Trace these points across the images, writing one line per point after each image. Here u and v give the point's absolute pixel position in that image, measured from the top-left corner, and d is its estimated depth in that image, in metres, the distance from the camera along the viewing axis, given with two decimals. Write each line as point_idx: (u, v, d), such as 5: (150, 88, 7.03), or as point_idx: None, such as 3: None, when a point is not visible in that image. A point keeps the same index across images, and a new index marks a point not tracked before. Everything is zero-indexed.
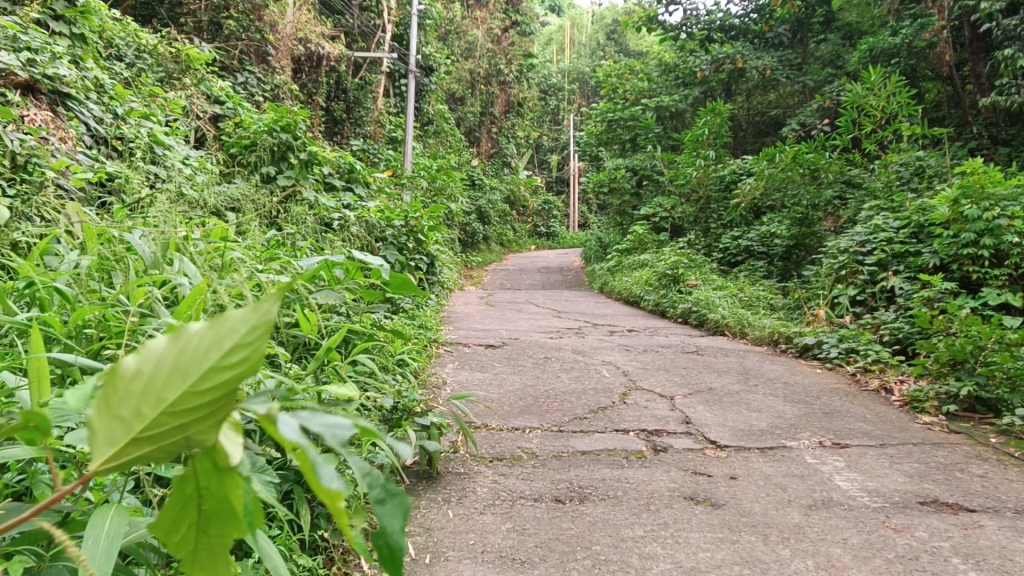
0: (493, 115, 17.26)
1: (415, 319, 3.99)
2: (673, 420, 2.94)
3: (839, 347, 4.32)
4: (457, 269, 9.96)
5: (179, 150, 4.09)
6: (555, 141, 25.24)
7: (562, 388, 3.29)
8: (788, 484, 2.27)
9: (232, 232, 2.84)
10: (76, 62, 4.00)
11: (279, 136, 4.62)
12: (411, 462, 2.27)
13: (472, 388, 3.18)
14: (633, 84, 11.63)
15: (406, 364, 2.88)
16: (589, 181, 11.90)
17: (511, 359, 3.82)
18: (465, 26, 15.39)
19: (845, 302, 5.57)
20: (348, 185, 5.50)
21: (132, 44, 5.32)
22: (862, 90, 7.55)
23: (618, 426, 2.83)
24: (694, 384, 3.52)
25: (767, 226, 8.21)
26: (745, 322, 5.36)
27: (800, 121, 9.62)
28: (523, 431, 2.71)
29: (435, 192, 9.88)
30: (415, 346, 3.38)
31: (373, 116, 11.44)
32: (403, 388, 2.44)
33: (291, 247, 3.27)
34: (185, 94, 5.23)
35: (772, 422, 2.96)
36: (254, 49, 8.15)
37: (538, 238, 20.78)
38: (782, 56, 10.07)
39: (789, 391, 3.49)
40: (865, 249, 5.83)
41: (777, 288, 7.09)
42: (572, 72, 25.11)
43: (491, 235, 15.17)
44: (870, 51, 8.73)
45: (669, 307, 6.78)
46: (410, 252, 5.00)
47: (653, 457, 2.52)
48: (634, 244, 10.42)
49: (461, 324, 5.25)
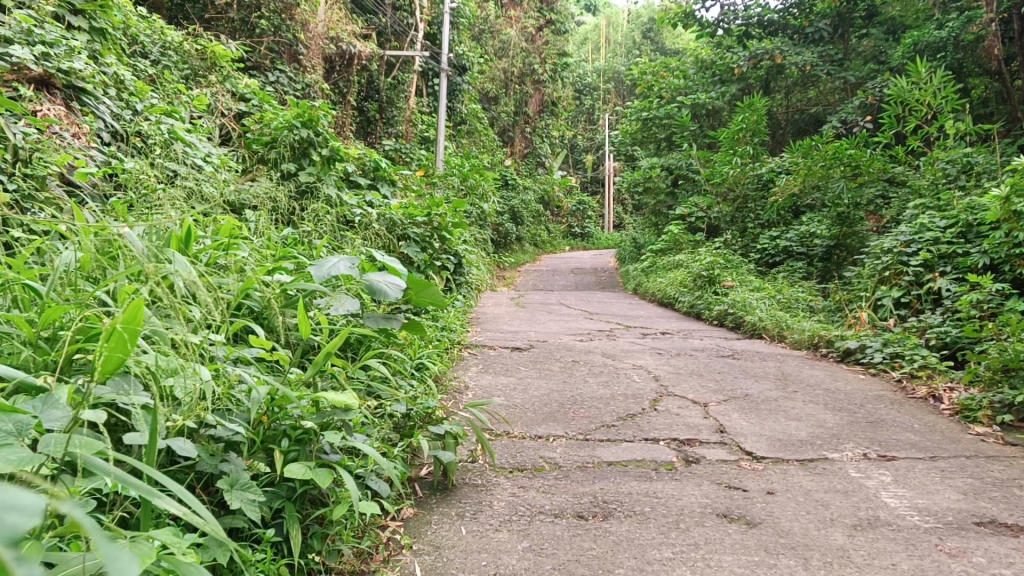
0: (527, 114, 17.13)
1: (438, 321, 3.87)
2: (706, 429, 2.78)
3: (882, 351, 4.11)
4: (488, 270, 9.87)
5: (200, 147, 4.03)
6: (590, 141, 25.02)
7: (590, 394, 3.14)
8: (831, 501, 2.10)
9: (243, 231, 2.75)
10: (96, 58, 3.97)
11: (301, 133, 4.54)
12: (426, 473, 2.14)
13: (495, 394, 3.04)
14: (669, 81, 11.44)
15: (424, 367, 2.76)
16: (623, 180, 11.72)
17: (538, 362, 3.69)
18: (498, 25, 15.30)
19: (888, 304, 5.34)
20: (374, 183, 5.43)
21: (158, 41, 5.31)
22: (906, 84, 7.26)
23: (648, 435, 2.67)
24: (729, 390, 3.35)
25: (806, 225, 7.98)
26: (784, 324, 5.16)
27: (841, 118, 9.36)
28: (546, 440, 2.57)
29: (467, 191, 9.77)
30: (436, 348, 3.26)
31: (405, 116, 11.39)
32: (418, 393, 2.31)
33: (308, 246, 3.18)
34: (210, 91, 5.20)
35: (812, 432, 2.78)
36: (285, 48, 8.13)
37: (573, 238, 20.62)
38: (821, 52, 9.75)
39: (831, 398, 3.30)
40: (910, 249, 5.58)
41: (817, 290, 6.86)
42: (607, 71, 24.91)
43: (525, 235, 15.06)
44: (914, 45, 8.43)
45: (704, 309, 6.59)
46: (435, 251, 4.90)
47: (684, 468, 2.36)
48: (669, 244, 10.23)
49: (489, 325, 5.14)
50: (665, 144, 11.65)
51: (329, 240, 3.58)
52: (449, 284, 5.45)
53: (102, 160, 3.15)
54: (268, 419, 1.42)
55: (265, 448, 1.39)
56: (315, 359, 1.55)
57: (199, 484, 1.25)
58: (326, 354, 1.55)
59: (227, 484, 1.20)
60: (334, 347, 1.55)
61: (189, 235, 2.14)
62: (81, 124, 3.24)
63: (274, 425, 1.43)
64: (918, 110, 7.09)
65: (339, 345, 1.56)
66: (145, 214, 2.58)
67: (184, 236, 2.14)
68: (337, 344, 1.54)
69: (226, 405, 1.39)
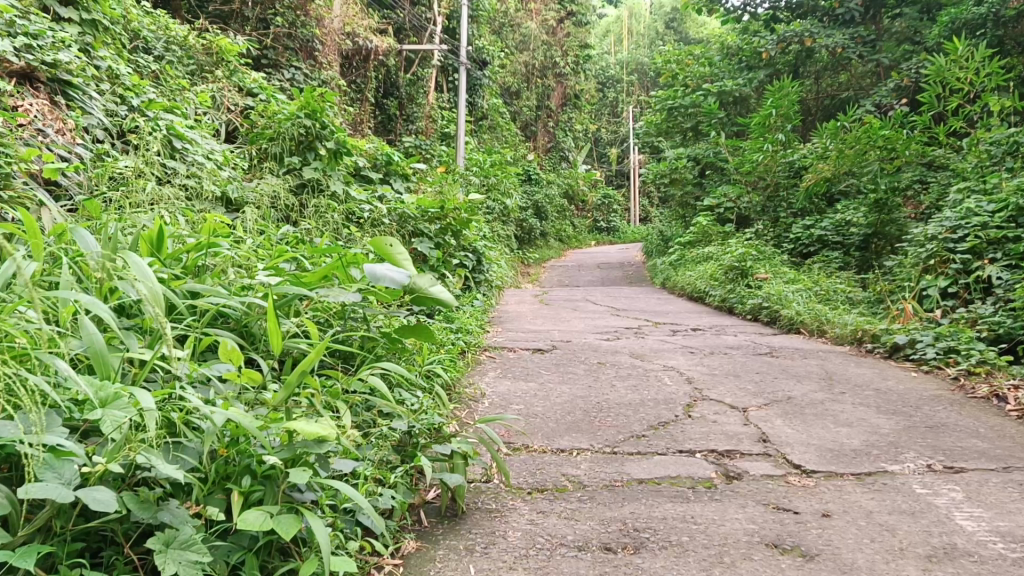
0: (549, 108, 16.83)
1: (452, 323, 3.63)
2: (747, 438, 2.50)
3: (935, 346, 3.79)
4: (512, 267, 9.64)
5: (202, 143, 3.86)
6: (614, 134, 24.62)
7: (617, 400, 2.88)
8: (897, 525, 1.82)
9: (231, 233, 2.55)
10: (87, 51, 3.79)
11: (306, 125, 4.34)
12: (433, 496, 1.90)
13: (513, 402, 2.79)
14: (695, 69, 11.10)
15: (435, 376, 2.53)
16: (649, 173, 11.43)
17: (561, 365, 3.43)
18: (518, 18, 15.05)
19: (935, 294, 5.03)
20: (386, 178, 5.23)
21: (162, 36, 5.15)
22: (949, 61, 6.88)
23: (683, 447, 2.41)
24: (769, 392, 3.07)
25: (842, 213, 7.67)
26: (824, 318, 4.85)
27: (875, 102, 8.99)
28: (569, 454, 2.32)
29: (489, 187, 9.54)
30: (450, 353, 3.02)
31: (425, 112, 11.15)
32: (423, 407, 2.06)
33: (309, 245, 2.96)
34: (215, 86, 5.02)
35: (867, 440, 2.49)
36: (301, 45, 7.92)
37: (598, 233, 20.33)
38: (853, 33, 9.35)
39: (883, 400, 3.00)
40: (956, 235, 5.23)
41: (856, 280, 6.53)
42: (630, 62, 24.58)
43: (550, 231, 14.79)
44: (952, 23, 8.03)
45: (737, 302, 6.29)
46: (451, 248, 4.67)
47: (725, 486, 2.09)
48: (698, 236, 9.91)
49: (510, 325, 4.91)
50: (691, 134, 11.31)
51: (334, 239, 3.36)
52: (468, 282, 5.22)
53: (87, 159, 2.93)
54: (227, 451, 1.18)
55: (223, 487, 1.16)
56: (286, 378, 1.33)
57: (127, 542, 1.04)
58: (298, 372, 1.33)
59: (161, 544, 0.97)
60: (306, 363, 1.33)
61: (161, 233, 1.91)
62: (66, 119, 3.01)
63: (234, 458, 1.18)
64: (960, 89, 6.71)
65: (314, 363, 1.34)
66: (122, 214, 2.37)
67: (155, 235, 1.90)
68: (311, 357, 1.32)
69: (176, 440, 1.16)
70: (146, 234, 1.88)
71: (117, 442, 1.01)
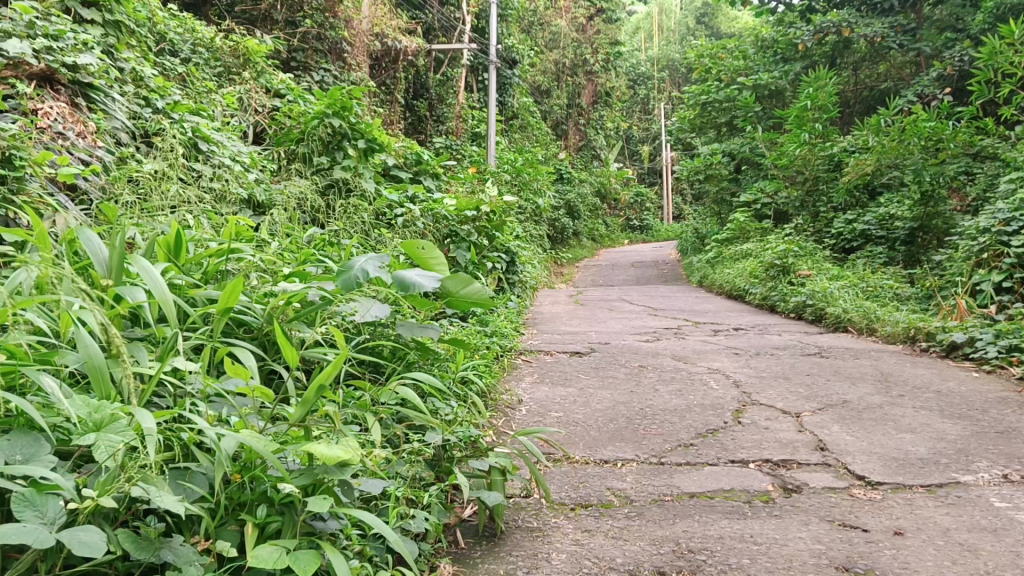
0: (580, 106, 16.65)
1: (486, 326, 3.51)
2: (803, 447, 2.34)
3: (997, 344, 3.57)
4: (546, 268, 9.49)
5: (228, 146, 3.80)
6: (646, 132, 24.34)
7: (661, 405, 2.73)
8: (980, 545, 1.66)
9: (256, 236, 2.46)
10: (111, 54, 3.75)
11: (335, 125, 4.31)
12: (469, 514, 1.77)
13: (552, 409, 2.66)
14: (728, 62, 10.75)
15: (471, 382, 2.40)
16: (682, 169, 11.23)
17: (600, 368, 3.29)
18: (548, 16, 14.95)
19: (988, 289, 4.82)
20: (416, 178, 5.13)
21: (188, 39, 5.10)
22: (1002, 47, 6.61)
23: (735, 457, 2.25)
24: (822, 396, 2.89)
25: (886, 207, 7.45)
26: (873, 316, 4.65)
27: (916, 92, 8.70)
28: (613, 465, 2.18)
29: (521, 186, 9.43)
30: (484, 358, 2.90)
31: (455, 112, 11.05)
32: (459, 418, 1.93)
33: (337, 248, 2.86)
34: (242, 88, 4.96)
35: (934, 448, 2.32)
36: (330, 46, 7.84)
37: (631, 231, 20.10)
38: (892, 21, 9.04)
39: (946, 403, 2.81)
40: (1011, 227, 4.98)
41: (903, 276, 6.31)
42: (661, 58, 24.41)
43: (582, 231, 14.61)
44: (998, 7, 7.86)
45: (779, 300, 6.09)
46: (484, 250, 4.56)
47: (784, 501, 1.94)
48: (735, 233, 9.69)
49: (545, 327, 4.79)
50: (726, 129, 11.09)
51: (362, 241, 3.27)
52: (501, 284, 5.10)
53: (109, 163, 2.86)
54: (240, 478, 1.09)
55: (236, 518, 1.07)
56: (301, 400, 1.23)
57: None
58: (316, 388, 1.22)
59: None
60: (321, 382, 1.23)
61: (179, 239, 1.80)
62: (87, 122, 2.94)
63: (248, 486, 1.10)
64: (1011, 74, 6.40)
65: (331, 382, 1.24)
66: (142, 218, 2.29)
67: (173, 240, 1.79)
68: (329, 373, 1.22)
69: (180, 467, 1.07)
70: (169, 237, 1.78)
71: (111, 473, 0.93)
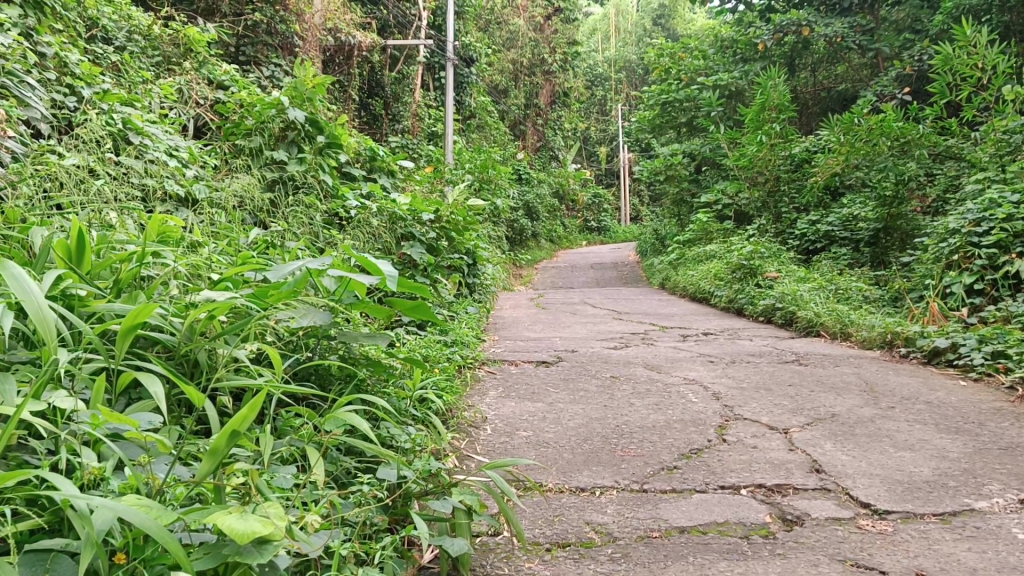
0: (538, 106, 16.43)
1: (445, 335, 3.26)
2: (797, 468, 2.12)
3: (981, 351, 3.41)
4: (505, 271, 9.25)
5: (161, 139, 3.51)
6: (603, 133, 24.21)
7: (638, 422, 2.50)
8: None
9: (187, 235, 2.18)
10: (30, 37, 3.43)
11: (294, 115, 4.12)
12: (429, 558, 1.51)
13: (520, 428, 2.41)
14: (687, 62, 10.59)
15: (431, 401, 2.16)
16: (642, 170, 11.08)
17: (570, 379, 3.05)
18: (506, 15, 14.73)
19: (959, 291, 4.69)
20: (370, 175, 4.87)
21: (124, 26, 4.77)
22: (964, 47, 6.50)
23: (725, 482, 2.03)
24: (810, 409, 2.69)
25: (849, 207, 7.35)
26: (847, 320, 4.49)
27: (876, 92, 8.67)
28: (591, 493, 1.95)
29: (482, 184, 9.18)
30: (445, 370, 2.65)
31: (411, 111, 10.73)
32: (417, 448, 1.69)
33: (282, 250, 2.58)
34: (182, 79, 4.65)
35: (938, 468, 2.12)
36: (281, 41, 7.50)
37: (589, 233, 19.94)
38: (851, 22, 9.05)
39: (940, 416, 2.63)
40: (981, 227, 4.87)
41: (870, 278, 6.19)
42: (618, 60, 24.59)
43: (541, 231, 14.39)
44: (955, 9, 7.78)
45: (747, 303, 5.93)
46: (444, 252, 4.30)
47: (784, 534, 1.72)
48: (698, 234, 9.55)
49: (507, 332, 4.55)
50: (687, 129, 10.98)
51: (310, 242, 2.98)
52: (461, 288, 4.86)
53: (20, 153, 2.56)
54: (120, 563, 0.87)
55: None
56: (211, 451, 0.97)
57: None
58: (226, 438, 0.95)
59: None
60: (235, 426, 0.96)
61: (81, 242, 1.50)
62: None
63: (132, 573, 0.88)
64: (974, 74, 6.26)
65: (249, 425, 0.98)
66: (48, 215, 2.00)
67: (77, 245, 1.50)
68: (247, 412, 0.96)
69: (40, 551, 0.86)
70: (71, 235, 1.48)
71: None
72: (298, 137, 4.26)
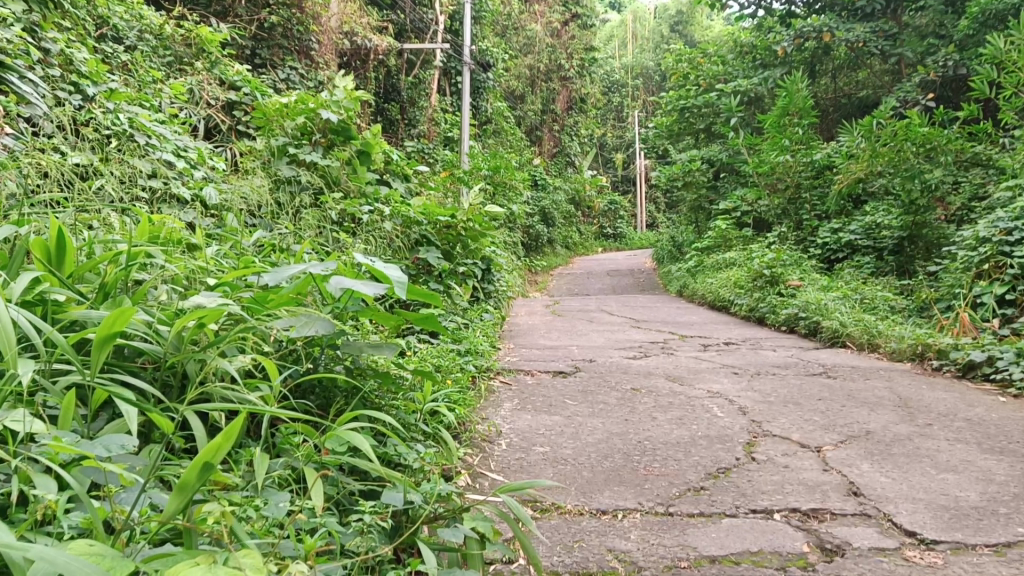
0: (555, 112, 16.31)
1: (458, 344, 3.14)
2: (833, 491, 1.98)
3: (1020, 365, 3.25)
4: (521, 277, 9.12)
5: (168, 138, 3.42)
6: (619, 140, 24.06)
7: (662, 438, 2.37)
8: None
9: (188, 237, 2.07)
10: (34, 33, 3.35)
11: (328, 118, 4.11)
12: None
13: (536, 443, 2.29)
14: (706, 68, 10.46)
15: (441, 415, 2.03)
16: (659, 175, 10.93)
17: (587, 390, 2.93)
18: (523, 21, 14.64)
19: (990, 302, 4.51)
20: (384, 178, 4.77)
21: (134, 25, 4.71)
22: (996, 50, 6.26)
23: (755, 506, 1.89)
24: (842, 426, 2.54)
25: (872, 215, 7.18)
26: (874, 331, 4.33)
27: (899, 98, 8.37)
28: (611, 515, 1.82)
29: (497, 188, 9.06)
30: (459, 381, 2.54)
31: (427, 115, 10.64)
32: (424, 468, 1.56)
33: (287, 253, 2.46)
34: (193, 79, 4.57)
35: (985, 493, 1.97)
36: (296, 44, 7.40)
37: (605, 239, 19.78)
38: (873, 27, 8.77)
39: (983, 434, 2.47)
40: (1012, 236, 4.68)
41: (897, 288, 6.02)
42: (635, 67, 24.48)
43: (557, 238, 14.23)
44: (981, 14, 7.61)
45: (768, 312, 5.77)
46: (458, 258, 4.19)
47: (822, 565, 1.58)
48: (716, 242, 9.39)
49: (521, 340, 4.43)
50: (704, 136, 10.84)
51: (317, 246, 2.87)
52: (475, 294, 4.74)
53: (17, 148, 2.47)
54: None
55: None
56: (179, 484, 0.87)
57: None
58: (194, 471, 0.85)
59: None
60: (208, 458, 0.87)
61: (61, 243, 1.41)
62: None
63: None
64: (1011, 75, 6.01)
65: (223, 456, 0.88)
66: (39, 213, 1.89)
67: (55, 244, 1.42)
68: (221, 442, 0.86)
69: None
70: (52, 236, 1.39)
71: None
72: (318, 139, 4.18)
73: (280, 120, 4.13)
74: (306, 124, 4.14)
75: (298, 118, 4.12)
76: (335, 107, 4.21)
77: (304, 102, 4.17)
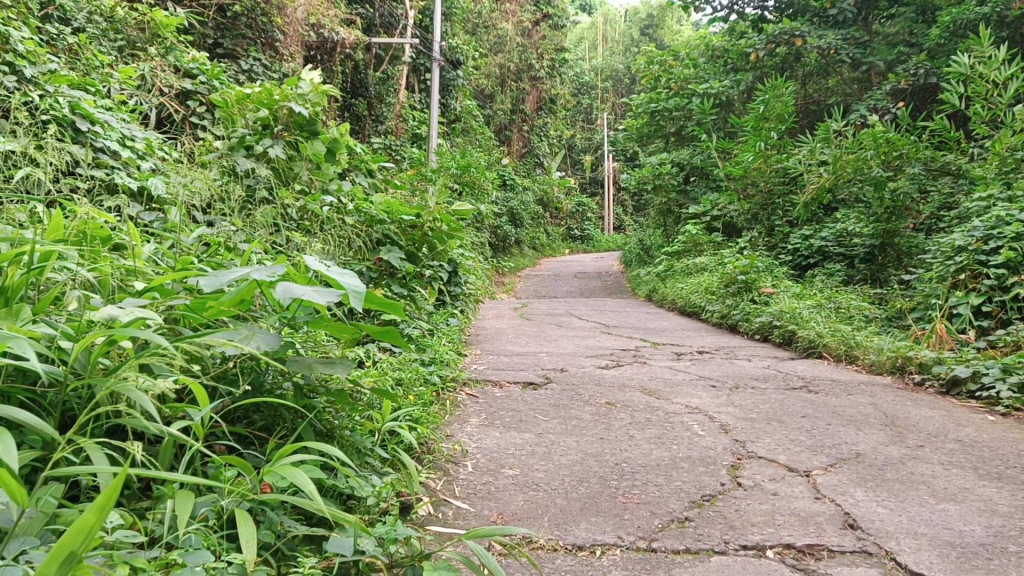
0: (524, 112, 16.10)
1: (423, 354, 2.94)
2: (829, 523, 1.82)
3: (1006, 382, 3.13)
4: (488, 279, 8.91)
5: (113, 126, 3.17)
6: (588, 141, 23.87)
7: (641, 460, 2.19)
8: None
9: (122, 237, 1.84)
10: None
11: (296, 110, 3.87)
12: None
13: (505, 465, 2.10)
14: (679, 70, 10.32)
15: (400, 436, 1.84)
16: (630, 178, 10.78)
17: (560, 404, 2.74)
18: (494, 19, 14.43)
19: (966, 313, 4.41)
20: (345, 175, 4.55)
21: (84, 7, 4.43)
22: (961, 65, 6.20)
23: (746, 540, 1.72)
24: (831, 447, 2.39)
25: (844, 222, 7.09)
26: (852, 342, 4.21)
27: (868, 106, 8.29)
28: (589, 551, 1.64)
29: (466, 187, 8.84)
30: (423, 395, 2.33)
31: (395, 111, 10.38)
32: (378, 510, 1.37)
33: (237, 253, 2.25)
34: (146, 65, 4.31)
35: (990, 527, 1.82)
36: (258, 35, 7.12)
37: (572, 241, 19.61)
38: (846, 34, 8.67)
39: (978, 459, 2.33)
40: (988, 246, 4.58)
41: (871, 296, 5.92)
42: (605, 69, 24.40)
43: (524, 239, 14.04)
44: (953, 23, 7.55)
45: (741, 319, 5.64)
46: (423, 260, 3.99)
47: None
48: (686, 246, 9.26)
49: (488, 347, 4.23)
50: (675, 139, 10.71)
51: (269, 246, 2.66)
52: (440, 298, 4.53)
53: None
54: None
55: None
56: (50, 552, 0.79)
57: None
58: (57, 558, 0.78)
59: None
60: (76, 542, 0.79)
61: None
62: None
63: None
64: (981, 87, 5.97)
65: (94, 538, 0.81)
66: None
67: None
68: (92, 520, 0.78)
69: None
70: None
71: None
72: (278, 131, 3.94)
73: (238, 112, 3.90)
74: (267, 116, 3.91)
75: (260, 109, 3.91)
76: (303, 100, 3.98)
77: (266, 93, 3.95)
